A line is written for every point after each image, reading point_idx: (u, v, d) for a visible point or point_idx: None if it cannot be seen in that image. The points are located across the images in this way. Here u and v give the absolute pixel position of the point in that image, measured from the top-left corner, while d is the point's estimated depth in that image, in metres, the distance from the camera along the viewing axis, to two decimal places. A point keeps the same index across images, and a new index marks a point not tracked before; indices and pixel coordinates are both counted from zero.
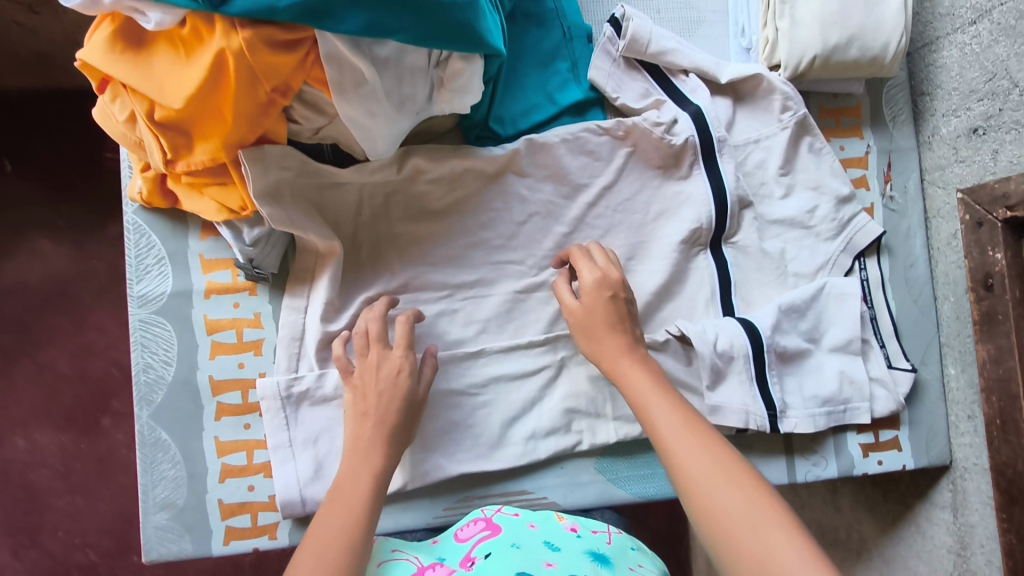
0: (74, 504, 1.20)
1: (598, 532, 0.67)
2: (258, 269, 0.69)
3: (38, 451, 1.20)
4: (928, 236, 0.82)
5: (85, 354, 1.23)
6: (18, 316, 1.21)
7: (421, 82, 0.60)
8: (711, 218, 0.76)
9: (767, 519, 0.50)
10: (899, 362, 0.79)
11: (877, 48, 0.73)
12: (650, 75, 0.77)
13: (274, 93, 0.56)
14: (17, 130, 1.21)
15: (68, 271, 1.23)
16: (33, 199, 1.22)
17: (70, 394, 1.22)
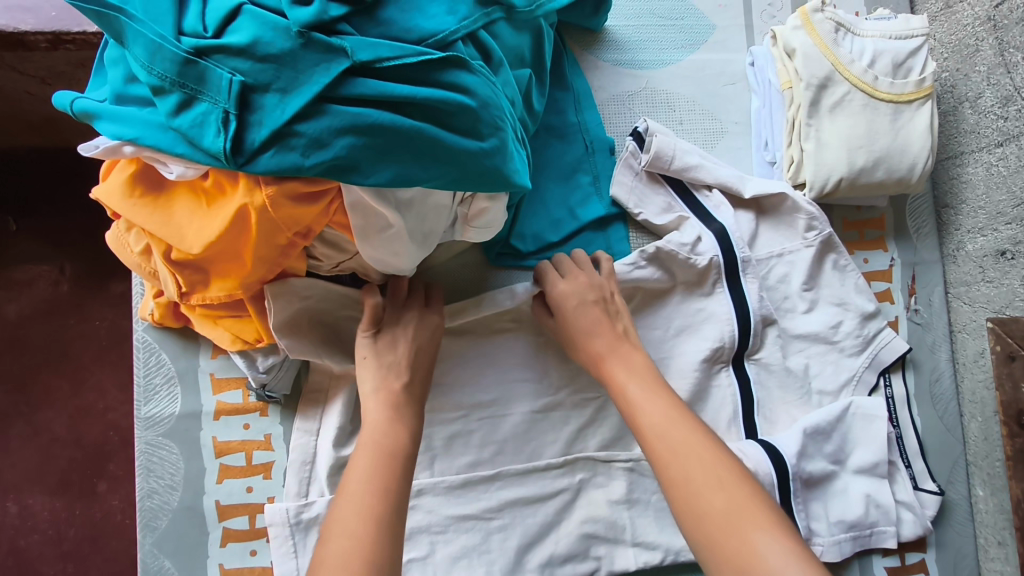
0: (65, 572, 1.17)
1: None
2: (270, 392, 0.67)
3: (31, 517, 1.18)
4: (953, 350, 0.80)
5: (81, 416, 1.20)
6: (17, 381, 1.19)
7: (444, 218, 0.59)
8: (734, 337, 0.74)
9: (745, 511, 0.51)
10: (925, 484, 0.77)
11: (904, 169, 0.72)
12: (673, 187, 0.76)
13: (295, 237, 0.55)
14: (27, 197, 1.20)
15: (68, 335, 1.21)
16: (38, 262, 1.21)
17: (65, 457, 1.19)
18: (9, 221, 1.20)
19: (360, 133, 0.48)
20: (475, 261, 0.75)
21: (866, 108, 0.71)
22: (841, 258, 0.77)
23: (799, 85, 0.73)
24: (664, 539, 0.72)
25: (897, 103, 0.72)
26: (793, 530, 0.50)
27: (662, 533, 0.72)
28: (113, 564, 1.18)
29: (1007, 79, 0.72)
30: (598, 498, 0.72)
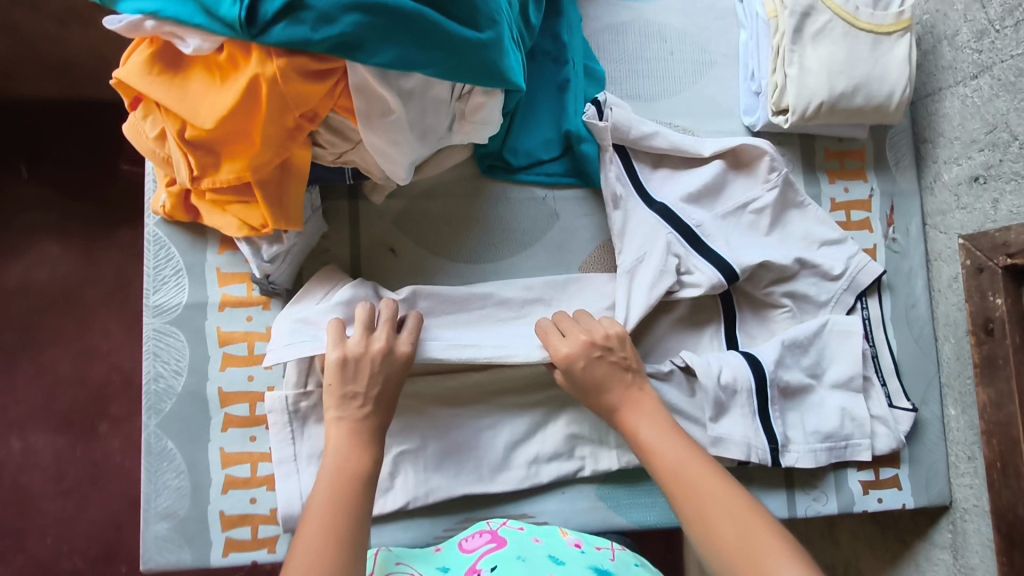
0: (64, 510, 1.18)
1: (602, 548, 0.68)
2: (273, 284, 0.70)
3: (34, 454, 1.19)
4: (929, 278, 0.84)
5: (86, 358, 1.22)
6: (24, 320, 1.22)
7: (444, 114, 0.63)
8: (718, 284, 0.74)
9: (761, 542, 0.55)
10: (899, 401, 0.81)
11: (882, 96, 0.76)
12: (624, 162, 0.77)
13: (301, 118, 0.58)
14: (36, 138, 1.22)
15: (76, 276, 1.23)
16: (46, 206, 1.23)
17: (68, 398, 1.21)
18: (21, 168, 1.22)
19: (365, 12, 0.53)
20: (470, 174, 0.77)
21: (847, 36, 0.75)
22: (802, 202, 0.80)
23: (783, 14, 0.76)
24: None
25: (877, 34, 0.75)
26: (806, 555, 0.55)
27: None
28: (113, 502, 1.19)
29: (981, 14, 0.75)
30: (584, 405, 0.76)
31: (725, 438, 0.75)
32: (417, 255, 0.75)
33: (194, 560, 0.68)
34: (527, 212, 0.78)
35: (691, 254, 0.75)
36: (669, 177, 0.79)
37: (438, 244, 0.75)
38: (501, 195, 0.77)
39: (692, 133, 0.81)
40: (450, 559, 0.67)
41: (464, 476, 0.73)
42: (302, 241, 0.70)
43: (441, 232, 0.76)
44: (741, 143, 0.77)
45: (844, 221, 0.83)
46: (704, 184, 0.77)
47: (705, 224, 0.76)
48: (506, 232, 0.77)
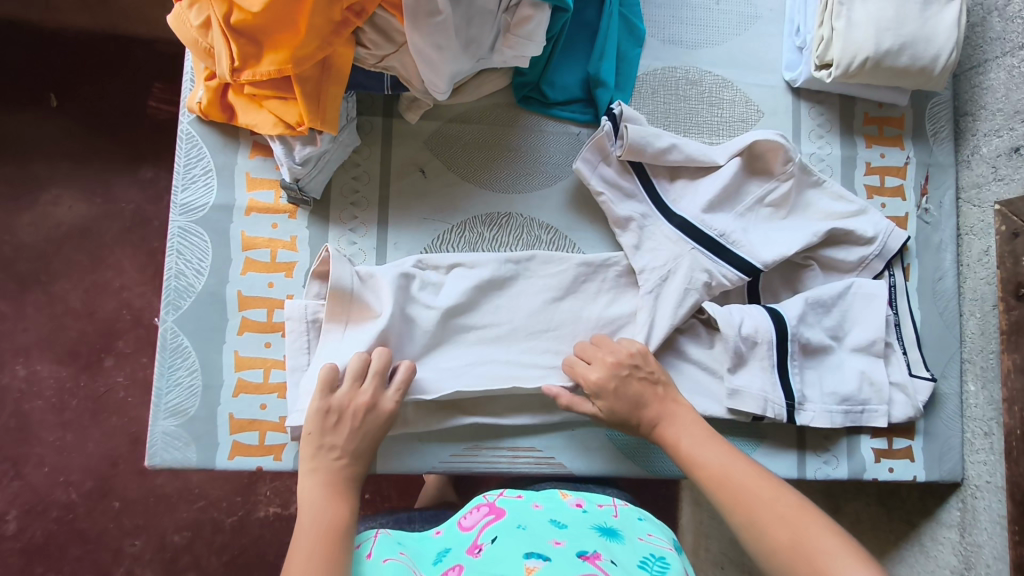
0: (64, 441, 1.15)
1: (604, 506, 0.68)
2: (304, 192, 0.70)
3: (38, 382, 1.16)
4: (958, 251, 0.82)
5: (97, 292, 1.19)
6: (39, 247, 1.20)
7: (489, 26, 0.63)
8: (736, 279, 0.72)
9: (816, 542, 0.53)
10: (919, 371, 0.78)
11: (928, 58, 0.74)
12: (641, 178, 0.76)
13: (348, 11, 0.59)
14: (66, 66, 1.21)
15: (93, 211, 1.21)
16: (70, 135, 1.21)
17: (77, 329, 1.18)
18: (50, 97, 1.21)
19: None
20: (505, 103, 0.77)
21: None
22: (819, 180, 0.77)
23: None
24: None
25: None
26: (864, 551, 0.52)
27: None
28: (113, 437, 1.16)
29: None
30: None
31: (741, 391, 0.73)
32: (446, 182, 0.74)
33: (199, 461, 0.67)
34: (559, 146, 0.77)
35: (709, 258, 0.73)
36: (686, 187, 0.76)
37: (467, 169, 0.75)
38: (535, 127, 0.77)
39: (732, 84, 0.80)
40: (451, 540, 0.65)
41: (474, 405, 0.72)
42: (335, 150, 0.69)
43: (473, 158, 0.75)
44: (754, 139, 0.74)
45: (878, 185, 0.82)
46: (723, 189, 0.74)
47: (728, 234, 0.73)
48: (536, 164, 0.76)
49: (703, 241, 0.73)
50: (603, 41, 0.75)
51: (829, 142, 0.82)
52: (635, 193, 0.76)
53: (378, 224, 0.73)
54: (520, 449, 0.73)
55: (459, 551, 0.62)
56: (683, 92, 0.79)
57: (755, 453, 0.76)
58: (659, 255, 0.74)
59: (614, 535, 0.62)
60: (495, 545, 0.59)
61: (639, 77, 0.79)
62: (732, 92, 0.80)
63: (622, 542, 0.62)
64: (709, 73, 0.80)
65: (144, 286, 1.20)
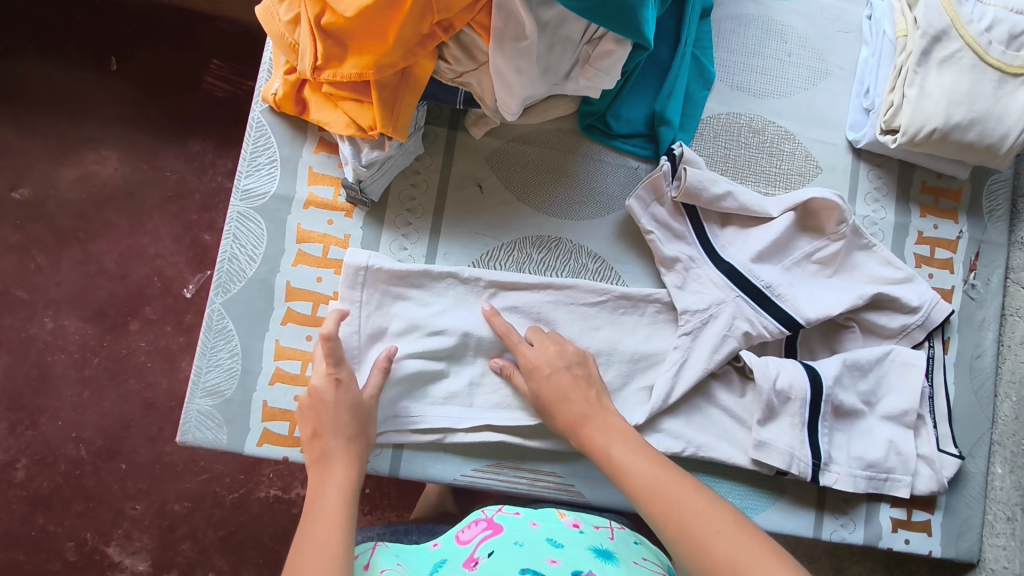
0: (81, 398, 1.17)
1: (600, 528, 0.67)
2: (363, 192, 0.71)
3: (63, 337, 1.18)
4: (1001, 331, 0.81)
5: (131, 255, 1.21)
6: (81, 204, 1.22)
7: (569, 55, 0.64)
8: (775, 331, 0.72)
9: (753, 560, 0.51)
10: (948, 446, 0.76)
11: (995, 136, 0.74)
12: (692, 220, 0.75)
13: (437, 26, 0.59)
14: (131, 33, 1.24)
15: (137, 174, 1.23)
16: (124, 99, 1.23)
17: (107, 290, 1.20)
18: (111, 61, 1.23)
19: None
20: (569, 129, 0.77)
21: (974, 69, 0.73)
22: (869, 243, 0.76)
23: (914, 34, 0.75)
24: (691, 434, 0.74)
25: (1004, 73, 0.73)
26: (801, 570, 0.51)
27: (687, 428, 0.74)
28: (128, 399, 1.17)
29: None
30: (637, 388, 0.73)
31: (767, 444, 0.72)
32: (500, 201, 0.75)
33: (229, 443, 0.68)
34: (616, 179, 0.77)
35: (751, 306, 0.72)
36: (737, 234, 0.75)
37: (524, 190, 0.75)
38: (595, 157, 0.77)
39: (794, 137, 0.81)
40: (448, 552, 0.65)
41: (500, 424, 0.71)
42: (400, 156, 0.70)
43: (530, 179, 0.76)
44: (811, 197, 0.73)
45: (928, 255, 0.81)
46: (774, 241, 0.73)
47: (773, 284, 0.73)
48: (592, 193, 0.77)
49: (748, 286, 0.72)
50: (672, 81, 0.75)
51: (884, 207, 0.81)
52: (685, 235, 0.76)
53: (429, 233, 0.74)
54: (541, 473, 0.73)
55: (454, 565, 0.62)
56: (745, 140, 0.80)
57: (772, 507, 0.76)
58: (703, 298, 0.73)
59: (609, 557, 0.61)
60: (491, 560, 0.60)
61: (703, 119, 0.79)
62: (793, 144, 0.81)
63: (618, 564, 0.61)
64: (773, 124, 0.81)
65: (178, 256, 1.21)
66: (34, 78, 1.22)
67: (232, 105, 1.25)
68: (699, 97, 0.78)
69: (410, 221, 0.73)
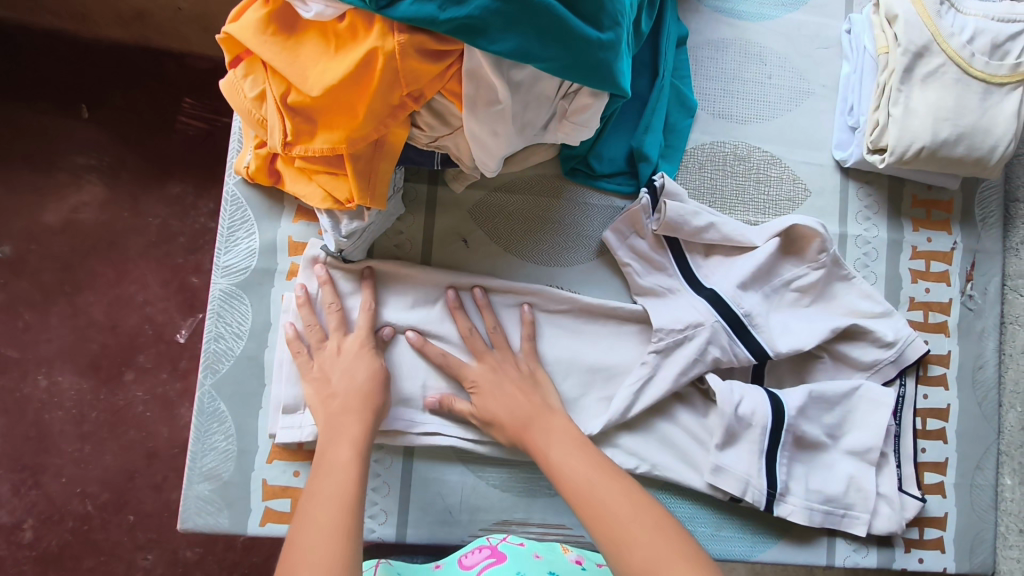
0: (82, 453, 1.15)
1: (603, 567, 0.67)
2: (345, 260, 0.69)
3: (58, 393, 1.17)
4: (1001, 340, 0.81)
5: (119, 305, 1.19)
6: (63, 258, 1.19)
7: (545, 110, 0.62)
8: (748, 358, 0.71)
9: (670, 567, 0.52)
10: (910, 488, 0.75)
11: (985, 149, 0.73)
12: (674, 252, 0.74)
13: (407, 97, 0.57)
14: (99, 79, 1.20)
15: (120, 222, 1.20)
16: (98, 147, 1.21)
17: (98, 342, 1.18)
18: (81, 108, 1.20)
19: None
20: (552, 174, 0.75)
21: (958, 82, 0.72)
22: (848, 274, 0.75)
23: (895, 51, 0.73)
24: (647, 453, 0.72)
25: (989, 83, 0.72)
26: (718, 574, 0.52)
27: (645, 445, 0.72)
28: (130, 451, 1.16)
29: None
30: (593, 400, 0.72)
31: (723, 469, 0.71)
32: (483, 254, 0.73)
33: (230, 526, 0.67)
34: (602, 221, 0.75)
35: (731, 335, 0.71)
36: (721, 264, 0.74)
37: (510, 240, 0.74)
38: (580, 201, 0.75)
39: (781, 161, 0.79)
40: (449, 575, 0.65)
41: (482, 454, 0.70)
42: (379, 222, 0.69)
43: (515, 229, 0.74)
44: (795, 223, 0.72)
45: (923, 270, 0.80)
46: (757, 269, 0.72)
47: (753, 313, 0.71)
48: (579, 237, 0.75)
49: (727, 313, 0.71)
50: (650, 115, 0.73)
51: (876, 224, 0.80)
52: (666, 268, 0.74)
53: (397, 281, 0.71)
54: (550, 527, 0.71)
55: None
56: (730, 168, 0.78)
57: (778, 544, 0.75)
58: (681, 316, 0.71)
59: None
60: None
61: (687, 151, 0.78)
62: (780, 169, 0.79)
63: None
64: (758, 149, 0.79)
65: (167, 302, 1.19)
66: (4, 132, 1.19)
67: (208, 146, 1.22)
68: (679, 129, 0.77)
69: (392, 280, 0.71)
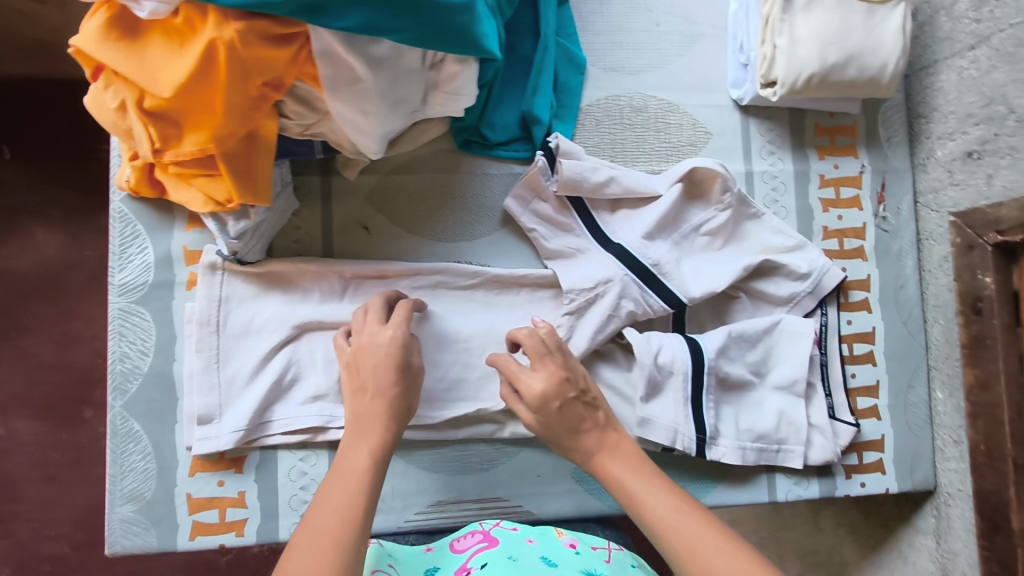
0: (47, 495, 1.09)
1: (598, 549, 0.64)
2: (241, 261, 0.68)
3: (14, 440, 1.09)
4: (919, 257, 0.81)
5: (67, 343, 1.11)
6: None
7: (416, 83, 0.61)
8: (663, 309, 0.71)
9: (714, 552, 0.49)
10: (842, 415, 0.77)
11: (875, 68, 0.72)
12: (579, 211, 0.74)
13: (265, 87, 0.56)
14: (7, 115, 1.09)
15: (56, 259, 1.10)
16: None
17: (51, 382, 1.10)
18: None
19: None
20: (446, 149, 0.74)
21: (839, 5, 0.71)
22: (757, 212, 0.76)
23: None
24: None
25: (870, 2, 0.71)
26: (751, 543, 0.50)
27: None
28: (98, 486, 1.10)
29: None
30: None
31: (651, 420, 0.71)
32: (387, 238, 0.72)
33: (160, 544, 0.66)
34: (504, 189, 0.75)
35: (642, 286, 0.70)
36: (627, 218, 0.73)
37: (412, 221, 0.73)
38: (478, 171, 0.74)
39: (678, 107, 0.78)
40: (441, 559, 0.64)
41: (406, 437, 0.70)
42: (271, 218, 0.68)
43: (416, 208, 0.73)
44: (695, 165, 0.72)
45: (833, 198, 0.80)
46: (662, 216, 0.72)
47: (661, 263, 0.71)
48: (481, 209, 0.74)
49: (634, 265, 0.70)
50: (536, 76, 0.73)
51: (781, 158, 0.80)
52: (572, 227, 0.74)
53: (297, 280, 0.70)
54: (488, 500, 0.72)
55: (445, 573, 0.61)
56: (629, 121, 0.77)
57: (718, 487, 0.75)
58: (590, 275, 0.70)
59: None
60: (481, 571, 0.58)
61: (581, 108, 0.77)
62: (678, 115, 0.78)
63: None
64: (654, 97, 0.78)
65: None
66: None
67: None
68: (570, 88, 0.76)
69: (297, 273, 0.70)
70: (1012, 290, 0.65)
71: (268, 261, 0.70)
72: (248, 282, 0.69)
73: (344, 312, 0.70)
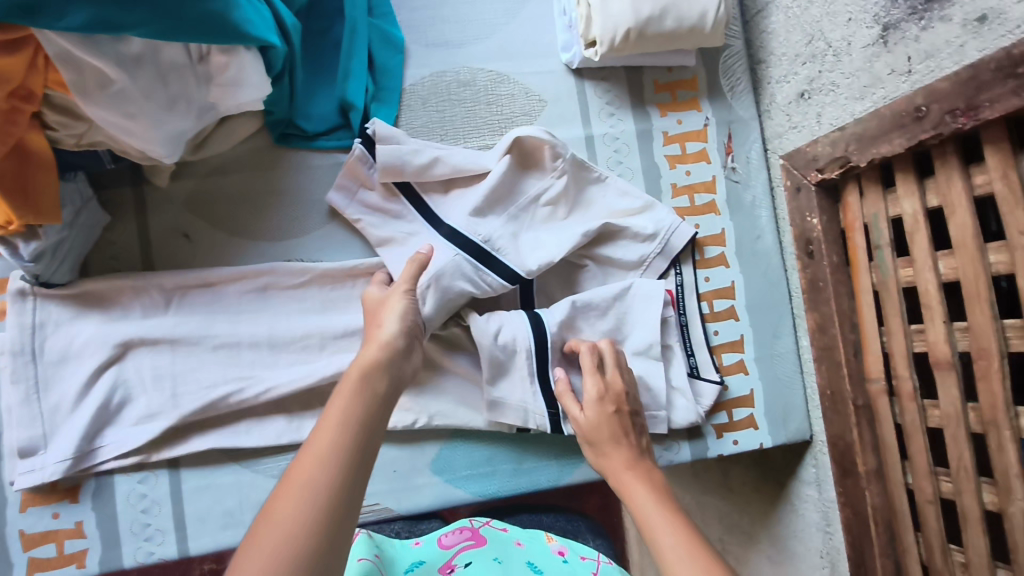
0: None
1: (586, 559, 0.66)
2: (51, 283, 0.65)
3: None
4: (774, 206, 0.79)
5: None
6: None
7: (190, 80, 0.57)
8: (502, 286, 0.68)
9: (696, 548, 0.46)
10: (706, 373, 0.74)
11: (694, 17, 0.70)
12: (409, 197, 0.71)
13: (13, 99, 0.50)
14: None
15: None
16: None
17: None
18: None
19: None
20: (264, 145, 0.71)
21: None
22: (601, 175, 0.73)
23: None
24: (425, 405, 0.70)
25: None
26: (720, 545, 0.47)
27: (422, 398, 0.70)
28: None
29: None
30: None
31: (502, 402, 0.69)
32: (209, 243, 0.70)
33: None
34: (329, 180, 0.72)
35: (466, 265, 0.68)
36: (458, 198, 0.70)
37: (234, 223, 0.70)
38: (301, 164, 0.72)
39: (509, 77, 0.76)
40: (426, 553, 0.65)
41: (248, 447, 0.68)
42: (75, 235, 0.64)
43: (238, 210, 0.70)
44: (518, 134, 0.69)
45: (679, 154, 0.78)
46: (491, 190, 0.69)
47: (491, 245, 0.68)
48: (307, 203, 0.71)
49: (467, 250, 0.67)
50: (347, 59, 0.70)
51: (621, 118, 0.77)
52: (403, 214, 0.71)
53: (116, 296, 0.67)
54: None
55: (430, 567, 0.62)
56: (457, 96, 0.75)
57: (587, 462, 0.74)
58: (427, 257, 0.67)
59: None
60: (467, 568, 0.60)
61: (405, 88, 0.74)
62: (509, 85, 0.75)
63: None
64: (483, 70, 0.75)
65: None
66: None
67: None
68: (388, 67, 0.73)
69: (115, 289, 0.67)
70: (837, 231, 0.64)
71: (81, 281, 0.67)
72: (66, 301, 0.66)
73: (172, 326, 0.67)
